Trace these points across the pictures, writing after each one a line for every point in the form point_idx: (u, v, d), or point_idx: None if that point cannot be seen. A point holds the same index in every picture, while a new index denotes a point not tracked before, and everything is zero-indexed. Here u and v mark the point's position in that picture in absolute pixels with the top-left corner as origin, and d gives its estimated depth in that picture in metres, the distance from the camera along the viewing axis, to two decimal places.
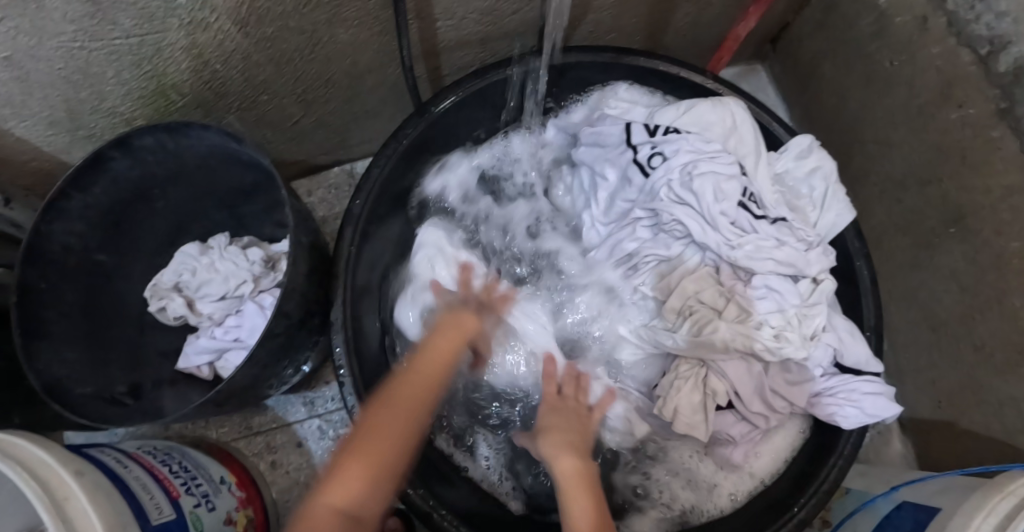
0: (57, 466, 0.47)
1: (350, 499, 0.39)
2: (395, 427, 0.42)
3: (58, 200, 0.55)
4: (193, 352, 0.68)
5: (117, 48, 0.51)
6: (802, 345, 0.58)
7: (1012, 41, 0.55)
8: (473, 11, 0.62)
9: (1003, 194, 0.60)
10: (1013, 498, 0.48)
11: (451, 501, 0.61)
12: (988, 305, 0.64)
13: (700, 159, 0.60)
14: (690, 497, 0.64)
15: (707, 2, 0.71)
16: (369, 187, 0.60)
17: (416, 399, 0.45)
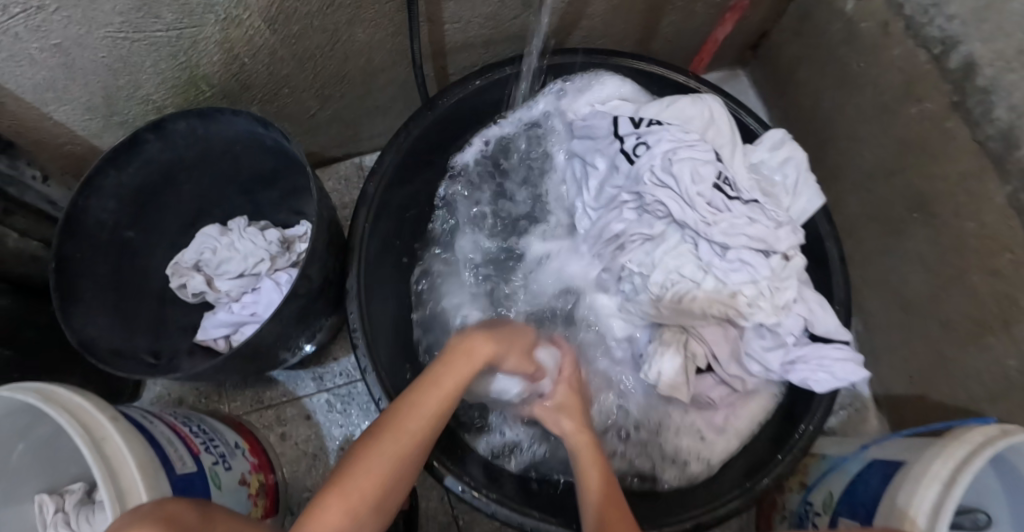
0: (94, 411, 0.52)
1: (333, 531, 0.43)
2: (389, 469, 0.46)
3: (96, 177, 0.60)
4: (212, 325, 0.73)
5: (157, 39, 0.57)
6: (773, 313, 0.64)
7: (961, 41, 0.62)
8: (477, 15, 0.69)
9: (959, 179, 0.66)
10: (969, 445, 0.54)
11: (470, 467, 0.64)
12: (951, 284, 0.69)
13: (679, 148, 0.66)
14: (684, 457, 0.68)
15: (691, 8, 0.78)
16: (382, 171, 0.66)
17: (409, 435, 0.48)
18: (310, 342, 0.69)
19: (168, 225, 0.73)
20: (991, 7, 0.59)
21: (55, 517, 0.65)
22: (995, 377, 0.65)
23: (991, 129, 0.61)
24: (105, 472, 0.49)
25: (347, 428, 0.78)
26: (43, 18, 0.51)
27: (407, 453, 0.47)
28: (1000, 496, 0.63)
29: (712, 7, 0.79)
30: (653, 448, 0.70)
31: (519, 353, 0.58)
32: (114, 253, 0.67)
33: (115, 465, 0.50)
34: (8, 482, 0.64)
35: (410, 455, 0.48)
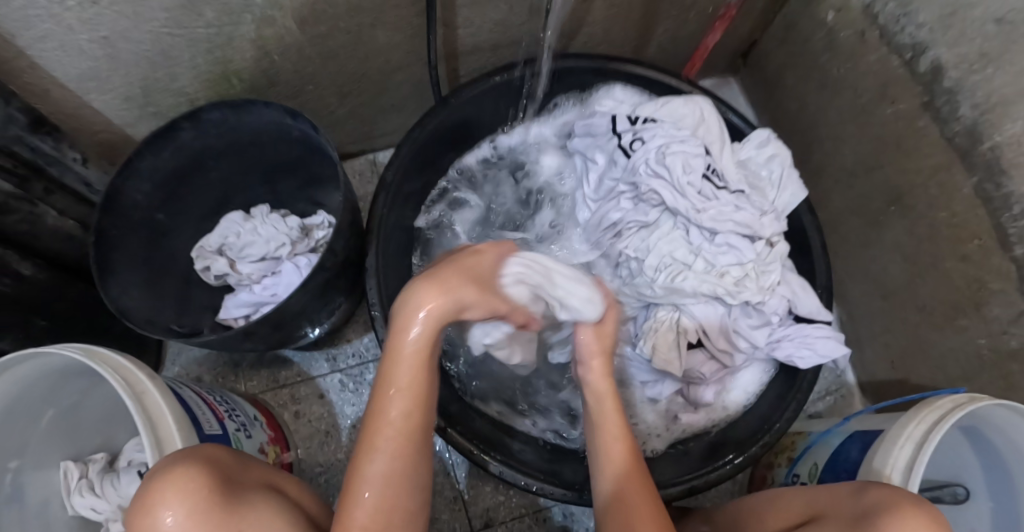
0: (135, 369, 0.56)
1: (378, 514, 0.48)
2: (391, 485, 0.49)
3: (133, 160, 0.65)
4: (233, 306, 0.78)
5: (197, 35, 0.63)
6: (758, 292, 0.70)
7: (929, 47, 0.68)
8: (488, 21, 0.75)
9: (930, 173, 0.71)
10: (940, 410, 0.59)
11: (492, 437, 0.68)
12: (925, 271, 0.74)
13: (672, 143, 0.71)
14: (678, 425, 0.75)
15: (684, 18, 0.84)
16: (400, 160, 0.71)
17: (392, 443, 0.50)
18: (319, 327, 0.74)
19: (194, 210, 0.78)
20: (954, 15, 0.65)
21: (80, 483, 0.68)
22: (969, 356, 0.70)
23: (958, 126, 0.66)
24: (146, 423, 0.54)
25: (359, 406, 0.82)
26: (96, 11, 0.56)
27: (402, 465, 0.50)
28: (974, 467, 0.68)
29: (704, 17, 0.85)
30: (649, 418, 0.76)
31: (479, 293, 0.54)
32: (145, 233, 0.71)
33: (154, 417, 0.55)
34: (37, 447, 0.67)
35: (404, 464, 0.50)
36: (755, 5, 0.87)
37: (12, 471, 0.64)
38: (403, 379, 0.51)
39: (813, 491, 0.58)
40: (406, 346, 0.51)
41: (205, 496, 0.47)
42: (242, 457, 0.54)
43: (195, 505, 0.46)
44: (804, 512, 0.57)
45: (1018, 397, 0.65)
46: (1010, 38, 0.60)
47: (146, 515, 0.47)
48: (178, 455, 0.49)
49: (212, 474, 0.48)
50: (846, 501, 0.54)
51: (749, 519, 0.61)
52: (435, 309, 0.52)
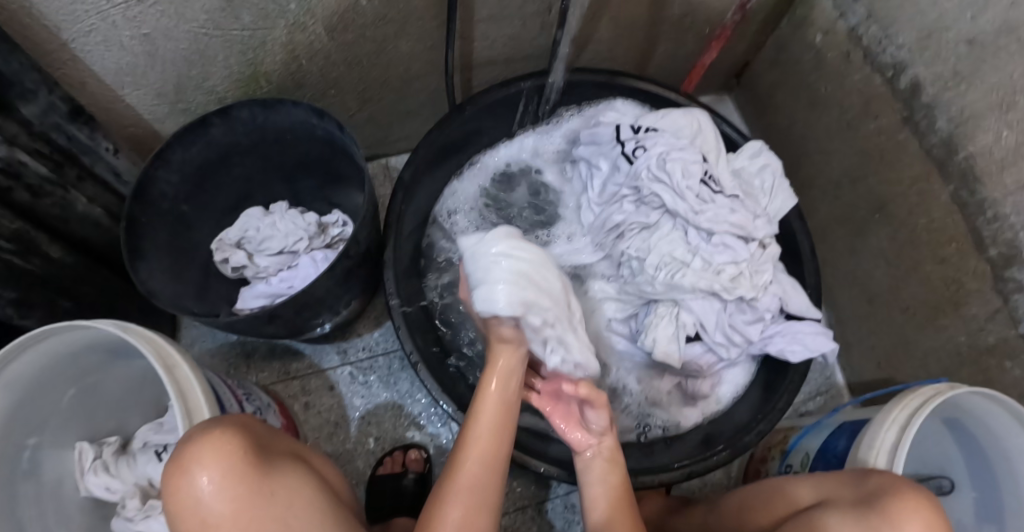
0: (166, 340, 0.62)
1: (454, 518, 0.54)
2: (468, 502, 0.55)
3: (165, 151, 0.69)
4: (250, 297, 0.80)
5: (232, 38, 0.68)
6: (752, 288, 0.74)
7: (909, 66, 0.74)
8: (502, 36, 0.81)
9: (911, 182, 0.76)
10: (921, 396, 0.63)
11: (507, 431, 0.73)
12: (909, 275, 0.80)
13: (672, 150, 0.75)
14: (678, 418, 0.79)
15: (682, 39, 0.90)
16: (417, 160, 0.76)
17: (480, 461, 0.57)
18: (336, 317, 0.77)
19: (217, 203, 0.81)
20: (930, 38, 0.71)
21: (94, 463, 0.70)
22: (950, 353, 0.75)
23: (935, 138, 0.72)
24: (177, 393, 0.59)
25: (368, 398, 0.85)
26: (139, 10, 0.61)
27: (477, 490, 0.55)
28: (958, 459, 0.72)
29: (701, 38, 0.91)
30: (647, 411, 0.80)
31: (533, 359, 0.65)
32: (170, 223, 0.75)
33: (183, 387, 0.60)
34: (57, 424, 0.69)
35: (483, 482, 0.56)
36: (748, 28, 0.93)
37: (30, 447, 0.66)
38: (492, 413, 0.59)
39: (821, 480, 0.61)
40: (490, 393, 0.60)
41: (239, 457, 0.50)
42: (268, 427, 0.57)
43: (231, 466, 0.49)
44: (811, 501, 0.59)
45: (995, 390, 0.70)
46: (980, 58, 0.66)
47: (182, 476, 0.49)
48: (210, 423, 0.52)
49: (245, 439, 0.51)
50: (852, 488, 0.57)
51: (756, 508, 0.64)
52: (512, 350, 0.61)
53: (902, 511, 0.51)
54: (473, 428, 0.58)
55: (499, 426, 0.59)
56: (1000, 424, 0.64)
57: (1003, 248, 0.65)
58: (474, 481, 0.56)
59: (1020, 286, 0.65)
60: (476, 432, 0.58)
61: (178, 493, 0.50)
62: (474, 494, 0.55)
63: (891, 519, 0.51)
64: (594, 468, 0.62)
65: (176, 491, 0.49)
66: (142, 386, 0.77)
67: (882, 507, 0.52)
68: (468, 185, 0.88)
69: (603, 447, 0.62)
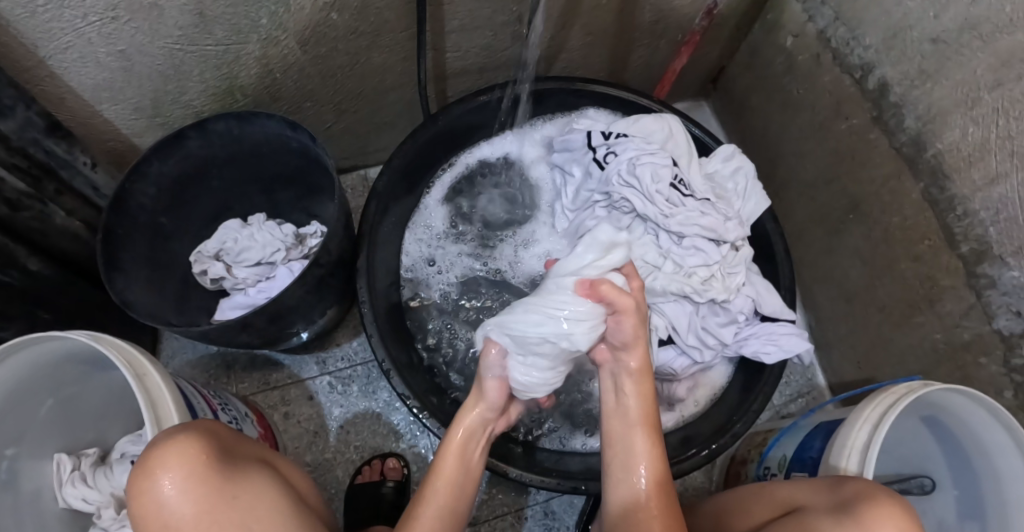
0: (138, 351, 0.62)
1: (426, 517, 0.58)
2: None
3: (141, 165, 0.71)
4: (229, 307, 0.81)
5: (206, 52, 0.70)
6: (723, 290, 0.74)
7: (876, 67, 0.75)
8: (474, 46, 0.82)
9: (883, 181, 0.76)
10: (894, 394, 0.62)
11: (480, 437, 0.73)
12: (884, 274, 0.79)
13: (642, 155, 0.75)
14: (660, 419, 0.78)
15: (655, 45, 0.91)
16: (390, 170, 0.77)
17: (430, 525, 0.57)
18: (310, 327, 0.78)
19: (196, 215, 0.83)
20: (896, 37, 0.72)
21: (72, 475, 0.70)
22: (926, 351, 0.75)
23: (904, 137, 0.72)
24: (147, 403, 0.59)
25: (347, 407, 0.85)
26: (114, 27, 0.63)
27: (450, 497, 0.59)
28: (937, 457, 0.71)
29: (673, 44, 0.92)
30: None
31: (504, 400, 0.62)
32: (149, 234, 0.76)
33: (153, 395, 0.60)
34: (34, 437, 0.69)
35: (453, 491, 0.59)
36: (720, 33, 0.94)
37: (8, 459, 0.66)
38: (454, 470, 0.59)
39: (795, 485, 0.59)
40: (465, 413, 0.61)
41: (203, 462, 0.50)
42: (236, 433, 0.57)
43: (196, 471, 0.49)
44: (786, 506, 0.58)
45: (973, 387, 0.69)
46: (944, 56, 0.67)
47: (146, 480, 0.49)
48: (176, 427, 0.52)
49: (211, 446, 0.52)
50: (827, 494, 0.55)
51: (734, 511, 0.63)
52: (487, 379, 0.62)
53: (876, 520, 0.50)
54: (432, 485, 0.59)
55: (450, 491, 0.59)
56: (976, 421, 0.64)
57: (974, 244, 0.65)
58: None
59: (992, 282, 0.65)
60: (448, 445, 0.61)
61: (143, 497, 0.50)
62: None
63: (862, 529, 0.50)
64: (623, 388, 0.60)
65: (139, 494, 0.49)
66: (121, 397, 0.78)
67: (858, 515, 0.51)
68: (438, 195, 0.88)
69: (630, 364, 0.59)
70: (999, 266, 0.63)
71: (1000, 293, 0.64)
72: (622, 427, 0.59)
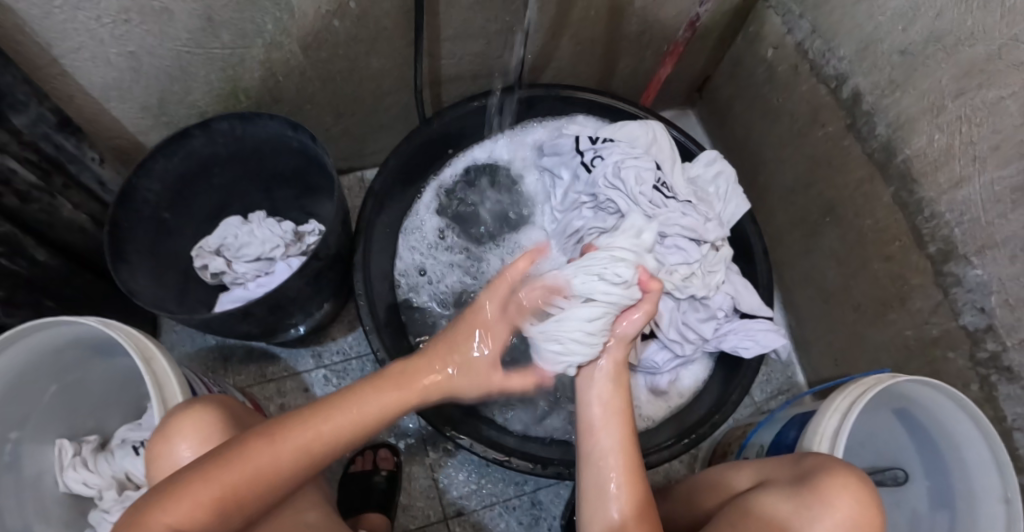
0: (142, 334, 0.65)
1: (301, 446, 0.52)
2: (241, 483, 0.50)
3: (148, 161, 0.74)
4: (228, 300, 0.84)
5: (212, 55, 0.73)
6: (703, 287, 0.76)
7: (849, 76, 0.79)
8: (469, 53, 0.86)
9: (857, 184, 0.80)
10: (862, 385, 0.66)
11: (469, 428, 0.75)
12: (858, 274, 0.83)
13: (627, 159, 0.79)
14: (644, 411, 0.80)
15: (642, 55, 0.95)
16: (386, 170, 0.80)
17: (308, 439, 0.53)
18: (306, 322, 0.81)
19: (197, 211, 0.86)
20: (868, 49, 0.76)
21: (74, 459, 0.72)
22: (898, 347, 0.78)
23: (875, 143, 0.76)
24: (153, 383, 0.62)
25: None
26: (126, 28, 0.67)
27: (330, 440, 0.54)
28: (909, 450, 0.74)
29: (659, 54, 0.96)
30: None
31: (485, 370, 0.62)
32: (152, 229, 0.79)
33: (159, 377, 0.63)
34: (37, 422, 0.72)
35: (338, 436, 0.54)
36: (705, 43, 0.99)
37: (11, 441, 0.69)
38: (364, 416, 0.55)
39: (759, 464, 0.62)
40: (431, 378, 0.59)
41: (215, 430, 0.55)
42: (246, 410, 0.62)
43: (209, 437, 0.55)
44: (751, 482, 0.61)
45: (942, 380, 0.73)
46: (911, 67, 0.71)
47: (164, 446, 0.55)
48: (192, 401, 0.58)
49: (226, 418, 0.57)
50: (789, 469, 0.58)
51: (703, 490, 0.66)
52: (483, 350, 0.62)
53: (832, 490, 0.53)
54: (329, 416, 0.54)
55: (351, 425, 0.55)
56: (945, 413, 0.67)
57: (942, 243, 0.69)
58: (271, 465, 0.51)
59: (957, 280, 0.68)
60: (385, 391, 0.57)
61: (160, 461, 0.55)
62: (253, 484, 0.50)
63: (822, 498, 0.53)
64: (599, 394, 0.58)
65: (159, 459, 0.55)
66: (121, 387, 0.80)
67: (817, 486, 0.54)
68: (429, 200, 0.90)
69: (611, 358, 0.60)
70: (964, 264, 0.67)
71: (965, 291, 0.67)
72: (601, 430, 0.57)
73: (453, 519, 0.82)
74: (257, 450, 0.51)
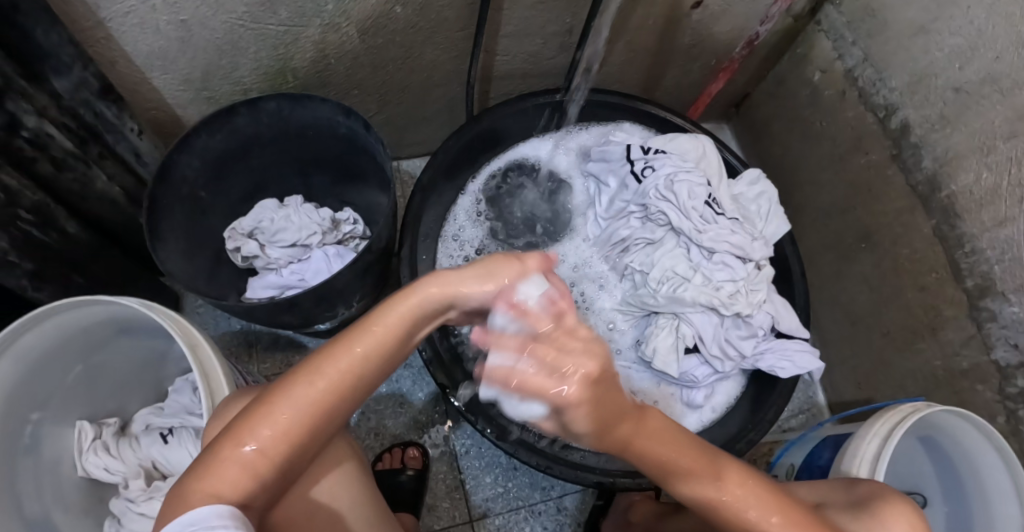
0: (176, 314, 0.62)
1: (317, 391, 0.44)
2: (270, 441, 0.43)
3: (190, 137, 0.70)
4: (260, 286, 0.82)
5: (267, 31, 0.70)
6: (748, 305, 0.77)
7: (899, 108, 0.80)
8: (523, 52, 0.85)
9: (895, 215, 0.82)
10: (902, 411, 0.68)
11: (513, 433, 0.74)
12: (890, 302, 0.85)
13: (679, 172, 0.79)
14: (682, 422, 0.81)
15: (690, 67, 0.96)
16: (433, 164, 0.80)
17: (329, 387, 0.45)
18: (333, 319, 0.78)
19: (232, 191, 0.83)
20: (921, 82, 0.77)
21: (94, 443, 0.70)
22: (925, 375, 0.81)
23: (920, 176, 0.78)
24: (200, 371, 0.59)
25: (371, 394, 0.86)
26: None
27: (350, 385, 0.45)
28: (930, 475, 0.77)
29: (706, 68, 0.97)
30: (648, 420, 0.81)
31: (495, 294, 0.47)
32: (188, 208, 0.76)
33: (206, 367, 0.60)
34: (59, 404, 0.68)
35: (361, 381, 0.46)
36: (751, 60, 0.99)
37: (33, 423, 0.66)
38: (375, 350, 0.46)
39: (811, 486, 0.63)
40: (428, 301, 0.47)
41: None
42: None
43: None
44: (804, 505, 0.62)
45: (968, 410, 0.75)
46: (965, 105, 0.72)
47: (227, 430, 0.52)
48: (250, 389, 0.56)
49: None
50: (842, 494, 0.60)
51: None
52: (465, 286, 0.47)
53: (888, 516, 0.54)
54: (339, 355, 0.45)
55: (372, 356, 0.46)
56: (973, 444, 0.69)
57: (979, 279, 0.71)
58: (295, 420, 0.44)
59: (993, 315, 0.70)
60: (382, 324, 0.46)
61: None
62: (285, 438, 0.44)
63: (877, 525, 0.54)
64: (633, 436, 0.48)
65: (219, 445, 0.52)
66: (140, 372, 0.76)
67: (874, 510, 0.55)
68: (467, 205, 0.87)
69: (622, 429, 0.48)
70: (1001, 301, 0.68)
71: (999, 326, 0.69)
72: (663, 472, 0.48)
73: (478, 522, 0.82)
74: (274, 403, 0.44)
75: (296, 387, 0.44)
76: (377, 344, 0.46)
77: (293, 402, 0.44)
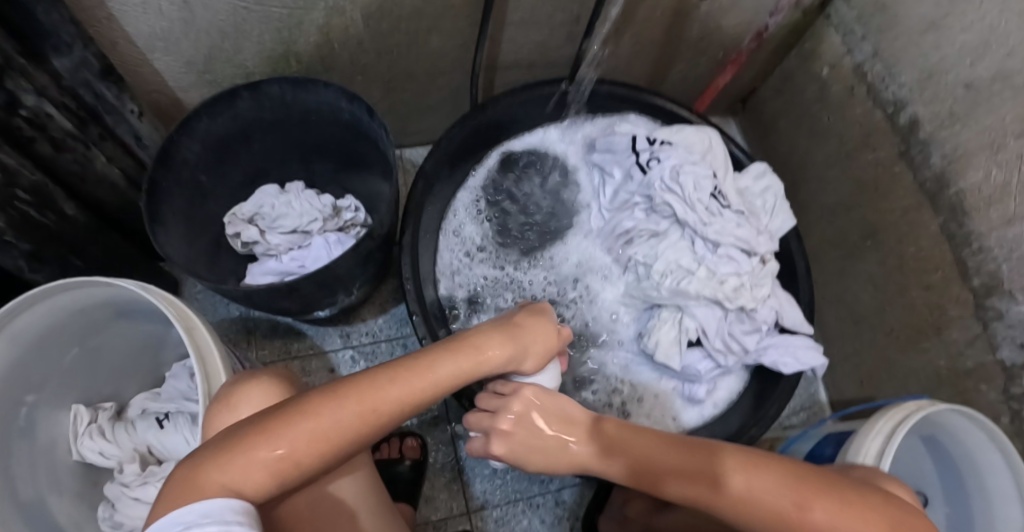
0: (171, 296, 0.61)
1: (368, 411, 0.45)
2: (306, 448, 0.43)
3: (191, 120, 0.70)
4: (259, 272, 0.81)
5: (271, 14, 0.68)
6: (752, 299, 0.77)
7: (909, 104, 0.79)
8: (530, 41, 0.84)
9: (901, 212, 0.81)
10: (907, 409, 0.67)
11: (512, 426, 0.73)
12: (895, 300, 0.84)
13: (685, 164, 0.78)
14: (682, 417, 0.81)
15: (697, 61, 0.95)
16: (437, 153, 0.78)
17: (379, 410, 0.46)
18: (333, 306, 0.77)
19: (233, 177, 0.82)
20: (931, 79, 0.76)
21: (90, 427, 0.69)
22: (929, 374, 0.80)
23: (929, 173, 0.77)
24: (197, 355, 0.59)
25: None
26: None
27: (397, 411, 0.47)
28: (931, 476, 0.77)
29: (714, 61, 0.96)
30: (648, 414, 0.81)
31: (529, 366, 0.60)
32: (188, 192, 0.75)
33: (203, 351, 0.60)
34: (54, 387, 0.68)
35: (405, 409, 0.48)
36: (759, 54, 0.98)
37: (27, 405, 0.65)
38: (430, 385, 0.49)
39: None
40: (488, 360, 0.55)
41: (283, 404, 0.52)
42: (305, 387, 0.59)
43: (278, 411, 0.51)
44: None
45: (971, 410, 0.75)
46: (976, 101, 0.71)
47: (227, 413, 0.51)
48: (254, 372, 0.55)
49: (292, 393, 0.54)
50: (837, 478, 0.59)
51: None
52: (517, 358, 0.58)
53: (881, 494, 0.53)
54: (397, 381, 0.47)
55: (424, 395, 0.49)
56: (975, 445, 0.69)
57: (986, 278, 0.70)
58: (337, 432, 0.44)
59: (999, 314, 0.69)
60: (443, 368, 0.51)
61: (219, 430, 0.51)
62: (322, 449, 0.44)
63: None
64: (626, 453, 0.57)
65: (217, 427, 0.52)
66: (138, 357, 0.76)
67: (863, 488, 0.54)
68: (467, 201, 0.88)
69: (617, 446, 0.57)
70: (1008, 300, 0.68)
71: (1006, 326, 0.69)
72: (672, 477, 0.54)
73: (475, 514, 0.82)
74: (320, 411, 0.44)
75: (349, 399, 0.45)
76: (432, 382, 0.49)
77: (342, 415, 0.44)
